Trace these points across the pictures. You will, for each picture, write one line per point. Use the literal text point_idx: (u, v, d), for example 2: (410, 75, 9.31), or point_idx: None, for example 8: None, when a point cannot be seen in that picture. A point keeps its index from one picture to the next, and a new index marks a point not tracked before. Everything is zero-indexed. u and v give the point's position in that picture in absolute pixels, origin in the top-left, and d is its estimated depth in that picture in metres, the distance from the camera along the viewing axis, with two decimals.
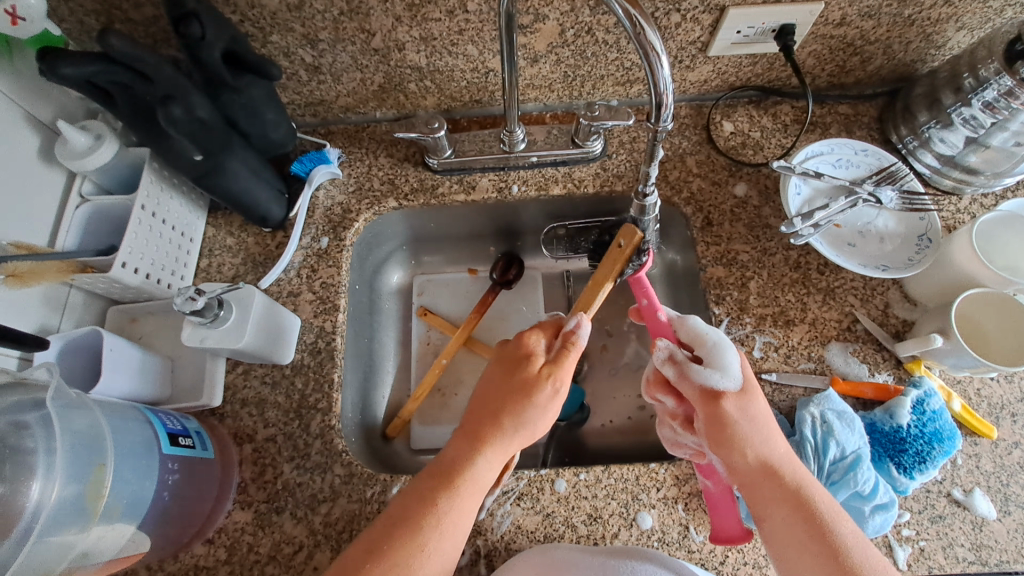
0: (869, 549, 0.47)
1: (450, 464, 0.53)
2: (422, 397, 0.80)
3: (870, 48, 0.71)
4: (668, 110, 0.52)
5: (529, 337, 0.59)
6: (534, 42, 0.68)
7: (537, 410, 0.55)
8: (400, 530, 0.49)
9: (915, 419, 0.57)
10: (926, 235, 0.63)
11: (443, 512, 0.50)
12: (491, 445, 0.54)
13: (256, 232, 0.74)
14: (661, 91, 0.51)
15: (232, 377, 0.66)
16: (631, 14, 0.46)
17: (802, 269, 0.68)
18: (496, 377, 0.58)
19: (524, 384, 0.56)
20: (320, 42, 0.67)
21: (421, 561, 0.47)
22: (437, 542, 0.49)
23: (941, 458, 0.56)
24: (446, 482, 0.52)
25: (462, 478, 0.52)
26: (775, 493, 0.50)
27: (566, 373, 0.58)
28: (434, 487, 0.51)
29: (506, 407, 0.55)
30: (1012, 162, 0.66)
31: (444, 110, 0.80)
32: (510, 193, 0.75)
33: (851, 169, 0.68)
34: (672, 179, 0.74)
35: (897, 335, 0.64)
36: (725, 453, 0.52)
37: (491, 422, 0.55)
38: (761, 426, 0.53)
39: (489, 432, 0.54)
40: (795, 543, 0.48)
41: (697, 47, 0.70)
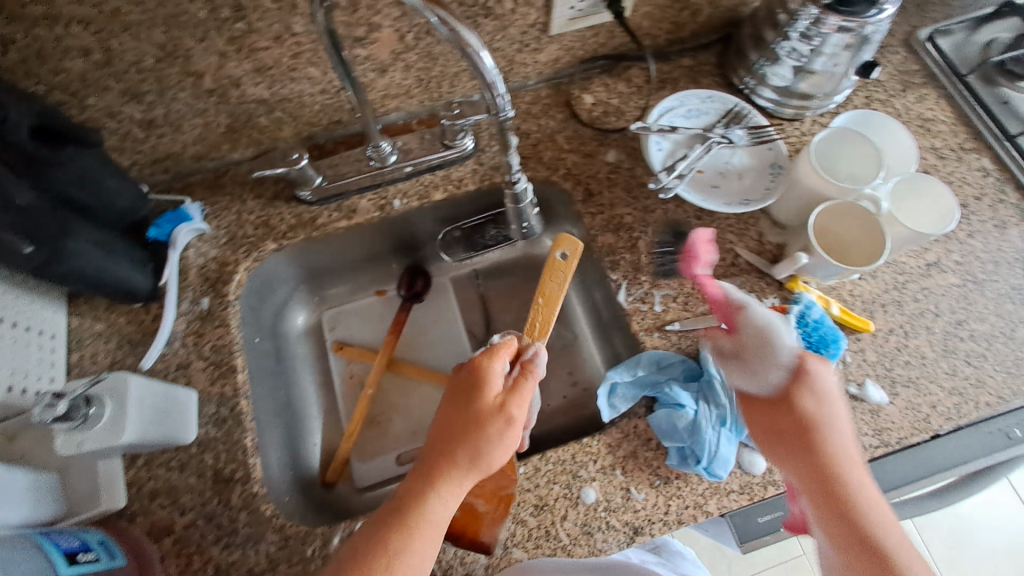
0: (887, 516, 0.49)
1: (405, 502, 0.51)
2: (357, 432, 0.79)
3: (695, 0, 0.75)
4: (504, 99, 0.52)
5: (479, 362, 0.57)
6: (376, 53, 0.67)
7: (493, 441, 0.53)
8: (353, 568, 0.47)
9: (801, 333, 0.62)
10: (776, 163, 0.69)
11: (406, 552, 0.48)
12: (449, 479, 0.52)
13: (128, 309, 0.68)
14: (490, 85, 0.51)
15: (137, 471, 0.61)
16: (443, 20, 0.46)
17: (683, 219, 0.71)
18: (461, 403, 0.55)
19: (479, 413, 0.54)
20: (145, 96, 0.62)
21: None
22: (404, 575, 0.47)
23: (831, 361, 0.61)
24: (401, 522, 0.49)
25: (415, 518, 0.50)
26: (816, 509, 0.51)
27: (522, 397, 0.55)
28: (391, 523, 0.50)
29: (467, 438, 0.53)
30: (836, 82, 0.73)
31: (305, 138, 0.76)
32: (393, 208, 0.74)
33: (701, 117, 0.71)
34: (547, 160, 0.76)
35: (775, 259, 0.69)
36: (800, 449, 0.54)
37: (446, 456, 0.52)
38: (833, 423, 0.55)
39: (454, 471, 0.52)
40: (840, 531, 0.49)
41: (538, 28, 0.71)
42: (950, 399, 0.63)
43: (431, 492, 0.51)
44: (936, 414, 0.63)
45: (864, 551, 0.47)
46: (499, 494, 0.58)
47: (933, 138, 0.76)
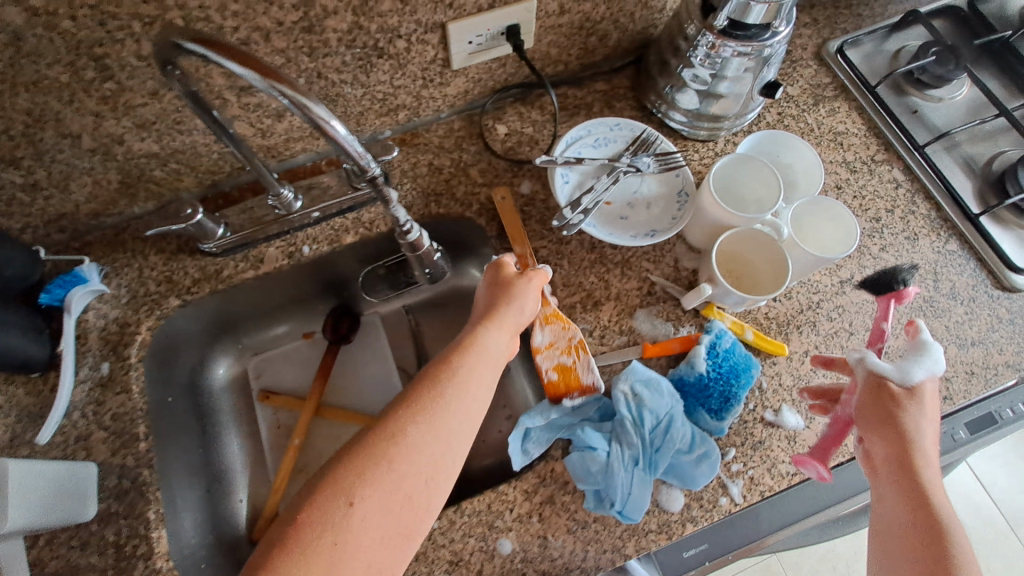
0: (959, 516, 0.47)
1: (402, 403, 0.48)
2: (286, 484, 0.77)
3: (601, 26, 0.74)
4: (365, 158, 0.52)
5: (498, 263, 0.62)
6: (268, 100, 0.64)
7: (518, 293, 0.59)
8: (362, 438, 0.45)
9: (711, 364, 0.61)
10: (683, 189, 0.68)
11: (431, 400, 0.48)
12: (496, 321, 0.56)
13: (24, 380, 0.65)
14: (346, 147, 0.50)
15: (35, 554, 0.58)
16: (289, 98, 0.44)
17: (598, 249, 0.70)
18: (489, 287, 0.61)
19: (507, 282, 0.60)
20: (21, 160, 0.60)
21: (403, 449, 0.45)
22: (423, 433, 0.46)
23: (743, 391, 0.61)
24: (394, 425, 0.46)
25: (418, 417, 0.47)
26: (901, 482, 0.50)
27: (528, 290, 0.60)
28: (388, 420, 0.47)
29: (477, 326, 0.56)
30: (742, 102, 0.72)
31: (210, 187, 0.73)
32: (302, 255, 0.72)
33: (609, 146, 0.70)
34: (460, 195, 0.74)
35: (691, 285, 0.68)
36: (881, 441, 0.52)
37: (445, 356, 0.52)
38: (929, 417, 0.52)
39: (479, 331, 0.55)
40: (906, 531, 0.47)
41: (439, 64, 0.69)
42: None
43: (460, 351, 0.53)
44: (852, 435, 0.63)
45: (909, 525, 0.47)
46: (573, 343, 0.63)
47: (844, 151, 0.76)
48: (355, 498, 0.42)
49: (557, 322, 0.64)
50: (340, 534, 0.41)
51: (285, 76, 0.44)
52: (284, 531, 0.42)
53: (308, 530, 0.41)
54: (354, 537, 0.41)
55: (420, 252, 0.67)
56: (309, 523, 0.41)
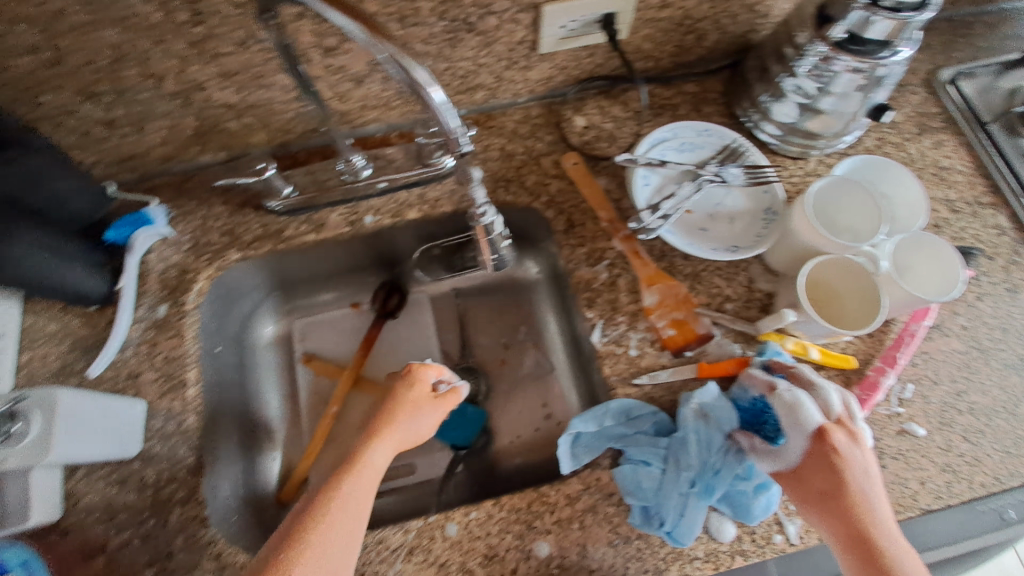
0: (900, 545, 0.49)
1: (304, 518, 0.50)
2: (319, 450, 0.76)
3: (701, 25, 0.71)
4: (460, 136, 0.49)
5: (415, 369, 0.63)
6: (351, 63, 0.63)
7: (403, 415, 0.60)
8: (298, 533, 0.49)
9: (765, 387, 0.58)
10: (771, 208, 0.64)
11: (326, 508, 0.51)
12: (382, 434, 0.58)
13: (81, 312, 0.66)
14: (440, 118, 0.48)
15: (73, 484, 0.59)
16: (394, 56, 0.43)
17: (667, 258, 0.67)
18: (390, 393, 0.63)
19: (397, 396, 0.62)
20: (103, 95, 0.58)
21: (312, 560, 0.47)
22: (324, 544, 0.49)
23: None
24: (297, 540, 0.48)
25: (307, 544, 0.48)
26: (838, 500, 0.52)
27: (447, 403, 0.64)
28: (298, 528, 0.50)
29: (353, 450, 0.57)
30: (845, 121, 0.68)
31: (279, 145, 0.72)
32: (363, 224, 0.70)
33: (695, 152, 0.67)
34: (529, 184, 0.72)
35: (764, 308, 0.65)
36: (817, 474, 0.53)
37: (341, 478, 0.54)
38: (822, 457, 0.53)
39: (368, 448, 0.57)
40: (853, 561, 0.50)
41: (527, 45, 0.66)
42: (941, 476, 0.59)
43: (357, 467, 0.55)
44: (924, 491, 0.59)
45: (856, 539, 0.50)
46: (681, 300, 0.65)
47: (947, 188, 0.71)
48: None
49: (661, 281, 0.65)
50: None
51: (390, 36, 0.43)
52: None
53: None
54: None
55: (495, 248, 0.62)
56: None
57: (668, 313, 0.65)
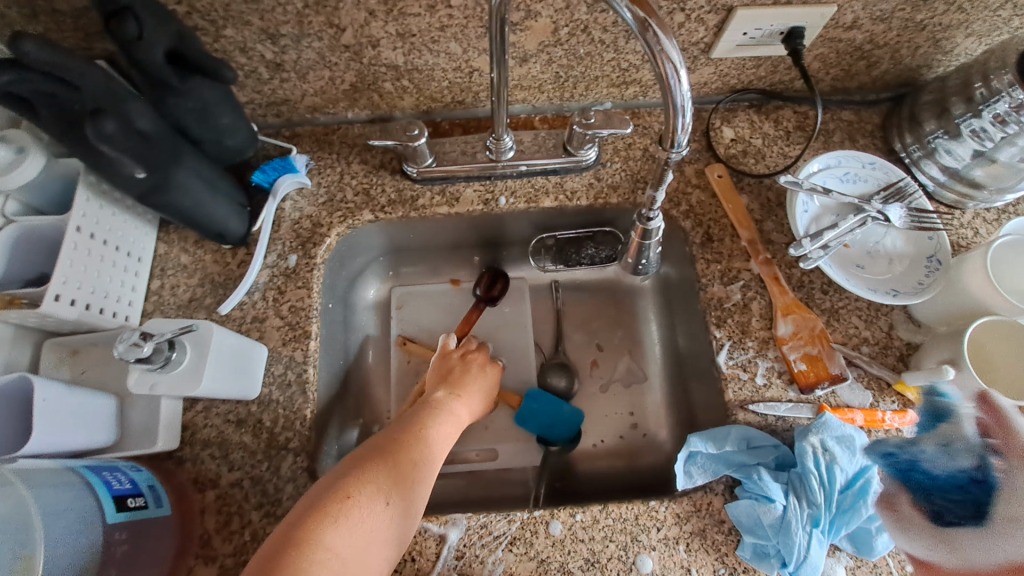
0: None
1: (380, 448, 0.52)
2: None
3: (878, 52, 0.67)
4: (685, 136, 0.46)
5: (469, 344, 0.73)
6: (524, 41, 0.62)
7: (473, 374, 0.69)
8: (403, 439, 0.54)
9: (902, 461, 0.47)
10: (936, 256, 0.62)
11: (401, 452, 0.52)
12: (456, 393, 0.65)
13: (214, 248, 0.66)
14: (676, 104, 0.44)
15: (191, 416, 0.59)
16: (640, 18, 0.41)
17: (806, 289, 0.65)
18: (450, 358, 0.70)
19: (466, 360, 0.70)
20: (282, 38, 0.59)
21: (399, 475, 0.50)
22: (408, 470, 0.51)
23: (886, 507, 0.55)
24: (377, 461, 0.50)
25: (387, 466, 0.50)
26: None
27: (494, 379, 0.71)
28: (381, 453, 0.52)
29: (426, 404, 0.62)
30: (1018, 178, 0.63)
31: (423, 112, 0.72)
32: (497, 205, 0.69)
33: (858, 184, 0.65)
34: (671, 190, 0.69)
35: (902, 358, 0.62)
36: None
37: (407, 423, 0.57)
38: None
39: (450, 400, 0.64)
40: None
41: (699, 48, 0.64)
42: None
43: (423, 429, 0.57)
44: None
45: None
46: (818, 334, 0.62)
47: None
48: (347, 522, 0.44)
49: (797, 312, 0.63)
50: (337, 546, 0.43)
51: (651, 7, 0.41)
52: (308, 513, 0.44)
53: (327, 526, 0.43)
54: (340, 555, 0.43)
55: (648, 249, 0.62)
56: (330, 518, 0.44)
57: (800, 345, 0.62)
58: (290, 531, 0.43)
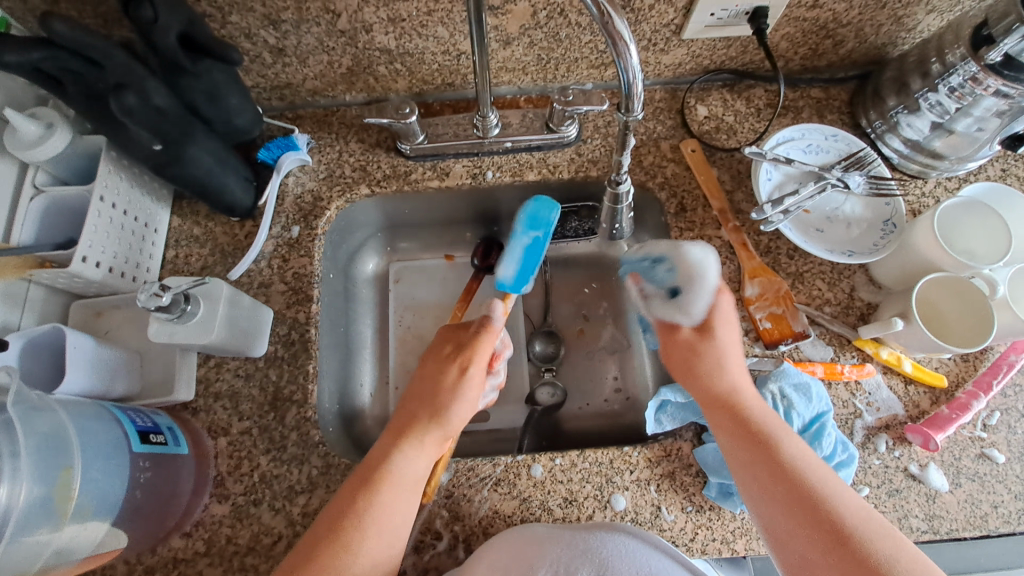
0: (878, 521, 0.49)
1: (342, 505, 0.53)
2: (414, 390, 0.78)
3: (842, 31, 0.71)
4: (638, 99, 0.52)
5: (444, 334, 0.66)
6: (506, 24, 0.66)
7: (449, 396, 0.60)
8: (370, 481, 0.54)
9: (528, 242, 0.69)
10: (891, 220, 0.67)
11: (366, 500, 0.53)
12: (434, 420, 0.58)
13: (223, 221, 0.72)
14: (631, 79, 0.51)
15: (204, 371, 0.65)
16: (597, 1, 0.46)
17: (772, 254, 0.69)
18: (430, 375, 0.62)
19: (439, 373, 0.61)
20: (283, 23, 0.64)
21: (369, 528, 0.52)
22: (381, 509, 0.53)
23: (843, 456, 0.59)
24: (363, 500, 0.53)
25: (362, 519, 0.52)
26: (789, 492, 0.51)
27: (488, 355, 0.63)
28: (361, 482, 0.55)
29: (416, 407, 0.60)
30: (975, 148, 0.68)
31: (416, 94, 0.77)
32: (484, 179, 0.75)
33: (820, 155, 0.71)
34: (647, 164, 0.74)
35: (863, 318, 0.66)
36: (735, 425, 0.56)
37: (385, 447, 0.57)
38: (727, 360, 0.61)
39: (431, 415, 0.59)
40: (813, 535, 0.49)
41: (671, 29, 0.69)
42: (1013, 503, 0.60)
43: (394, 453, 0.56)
44: (994, 514, 0.60)
45: (799, 519, 0.50)
46: (782, 295, 0.66)
47: None
48: (376, 503, 0.53)
49: (763, 275, 0.67)
50: (376, 523, 0.52)
51: None
52: (330, 520, 0.52)
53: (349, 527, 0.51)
54: (378, 532, 0.52)
55: (620, 206, 0.66)
56: (357, 513, 0.52)
57: (765, 306, 0.66)
58: (329, 525, 0.52)
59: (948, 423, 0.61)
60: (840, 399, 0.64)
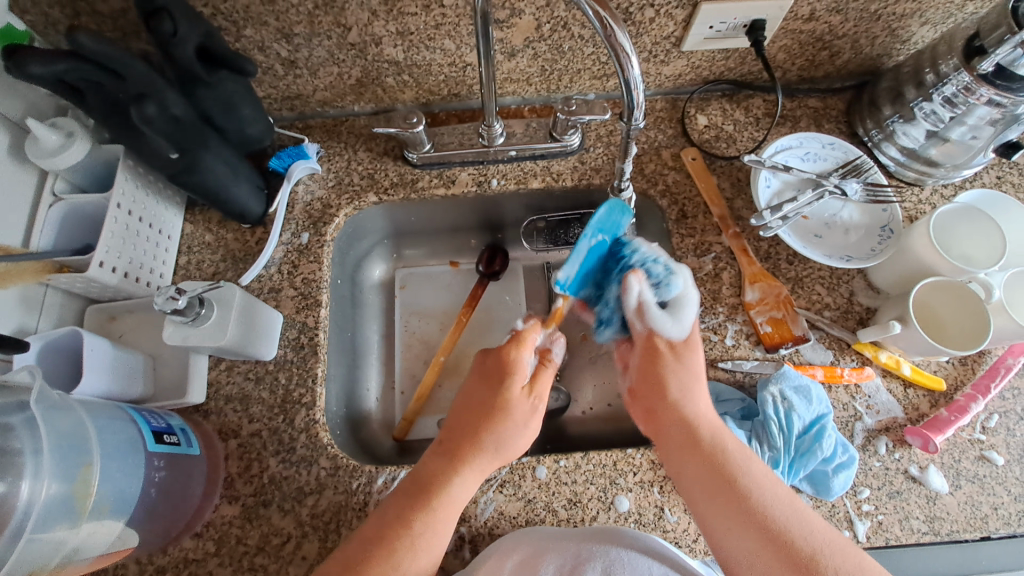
0: (842, 545, 0.49)
1: (423, 488, 0.55)
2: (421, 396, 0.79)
3: (838, 43, 0.73)
4: (640, 108, 0.54)
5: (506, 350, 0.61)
6: (510, 37, 0.68)
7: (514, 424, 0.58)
8: (423, 500, 0.54)
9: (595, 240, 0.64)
10: (888, 225, 0.68)
11: (420, 518, 0.53)
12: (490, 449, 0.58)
13: (235, 228, 0.74)
14: (631, 89, 0.52)
15: (215, 374, 0.66)
16: (599, 14, 0.48)
17: (772, 260, 0.70)
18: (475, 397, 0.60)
19: (509, 402, 0.59)
20: (295, 37, 0.67)
21: (429, 537, 0.52)
22: (437, 526, 0.53)
23: (843, 457, 0.60)
24: (421, 506, 0.54)
25: (437, 501, 0.54)
26: (737, 515, 0.51)
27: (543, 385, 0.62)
28: (412, 501, 0.54)
29: (479, 423, 0.58)
30: (970, 155, 0.69)
31: (423, 104, 0.79)
32: (489, 186, 0.76)
33: (818, 162, 0.72)
34: (648, 172, 0.76)
35: (861, 321, 0.67)
36: (691, 452, 0.56)
37: (460, 441, 0.58)
38: (688, 378, 0.59)
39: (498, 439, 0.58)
40: (725, 512, 0.52)
41: (671, 41, 0.71)
42: (1013, 504, 0.61)
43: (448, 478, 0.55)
44: (994, 516, 0.61)
45: (759, 543, 0.50)
46: (782, 300, 0.67)
47: None
48: (429, 524, 0.53)
49: (763, 280, 0.68)
50: (427, 544, 0.52)
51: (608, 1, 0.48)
52: (363, 542, 0.52)
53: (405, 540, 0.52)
54: (431, 549, 0.52)
55: None
56: (412, 532, 0.52)
57: (765, 310, 0.67)
58: (385, 535, 0.52)
59: (946, 425, 0.62)
60: (840, 401, 0.64)
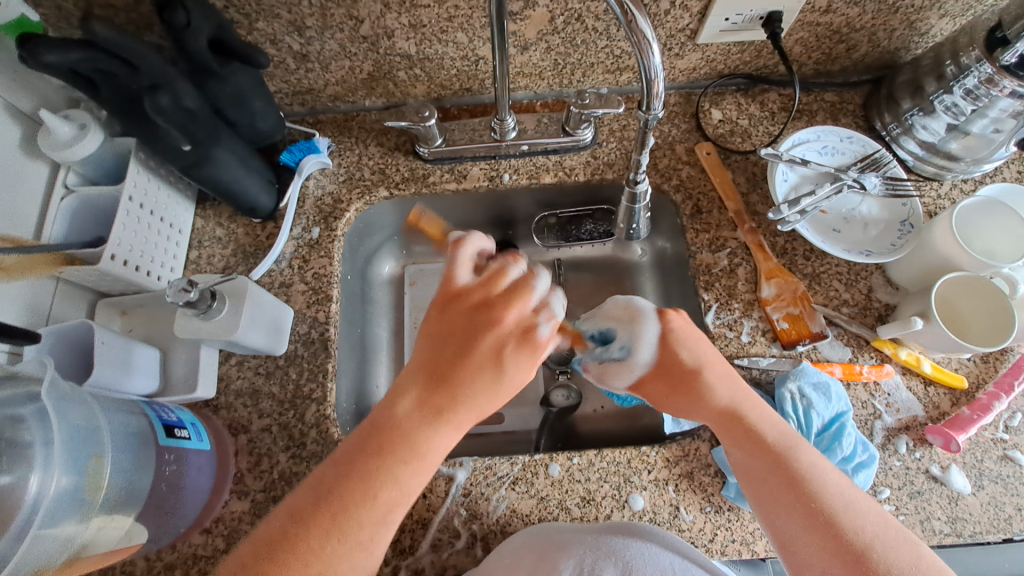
0: (897, 533, 0.48)
1: (387, 438, 0.50)
2: None
3: (856, 36, 0.72)
4: (658, 98, 0.53)
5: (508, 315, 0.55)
6: (524, 29, 0.68)
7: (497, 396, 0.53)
8: (384, 454, 0.49)
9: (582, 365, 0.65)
10: (908, 220, 0.67)
11: (376, 475, 0.48)
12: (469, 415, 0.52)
13: (245, 222, 0.73)
14: (652, 78, 0.52)
15: (225, 369, 0.66)
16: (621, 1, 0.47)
17: (789, 255, 0.69)
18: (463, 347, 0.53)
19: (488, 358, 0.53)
20: (307, 29, 0.66)
21: (382, 499, 0.48)
22: (393, 489, 0.49)
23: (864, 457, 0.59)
24: (381, 459, 0.49)
25: (401, 459, 0.49)
26: (789, 499, 0.50)
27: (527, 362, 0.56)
28: (371, 452, 0.49)
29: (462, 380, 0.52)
30: (991, 149, 0.68)
31: (434, 99, 0.79)
32: (501, 181, 0.76)
33: (836, 156, 0.71)
34: (662, 167, 0.75)
35: (880, 318, 0.66)
36: (739, 436, 0.55)
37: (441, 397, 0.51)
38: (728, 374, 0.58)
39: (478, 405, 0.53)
40: (778, 497, 0.51)
41: (686, 34, 0.70)
42: None
43: (420, 438, 0.50)
44: (1019, 517, 0.59)
45: (815, 531, 0.48)
46: (798, 296, 0.67)
47: None
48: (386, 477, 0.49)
49: (780, 276, 0.67)
50: (383, 505, 0.48)
51: None
52: (319, 487, 0.48)
53: (355, 496, 0.47)
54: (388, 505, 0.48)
55: (638, 205, 0.67)
56: (367, 487, 0.48)
57: (782, 305, 0.66)
58: (344, 481, 0.48)
59: (967, 424, 0.61)
60: (859, 399, 0.63)
